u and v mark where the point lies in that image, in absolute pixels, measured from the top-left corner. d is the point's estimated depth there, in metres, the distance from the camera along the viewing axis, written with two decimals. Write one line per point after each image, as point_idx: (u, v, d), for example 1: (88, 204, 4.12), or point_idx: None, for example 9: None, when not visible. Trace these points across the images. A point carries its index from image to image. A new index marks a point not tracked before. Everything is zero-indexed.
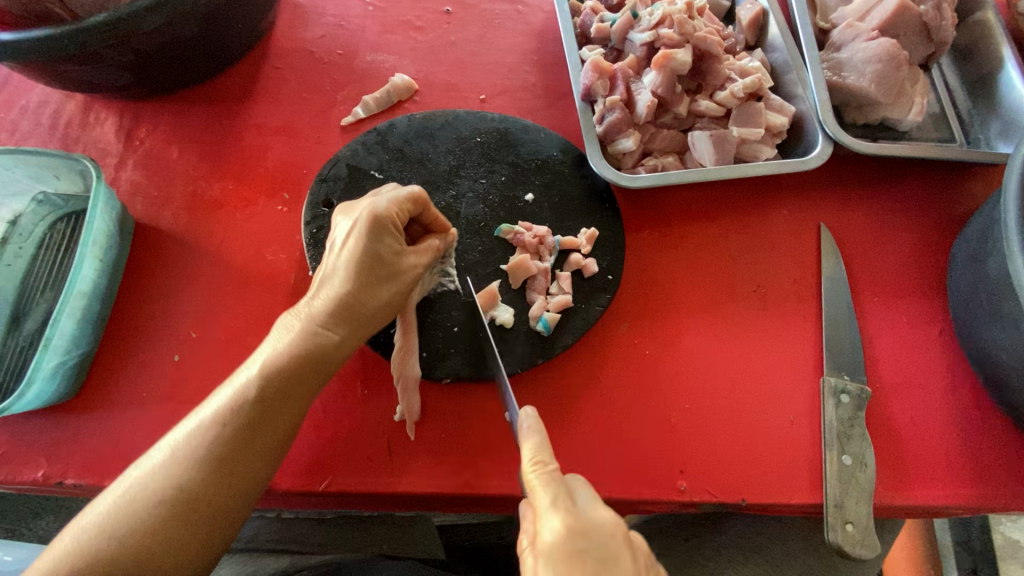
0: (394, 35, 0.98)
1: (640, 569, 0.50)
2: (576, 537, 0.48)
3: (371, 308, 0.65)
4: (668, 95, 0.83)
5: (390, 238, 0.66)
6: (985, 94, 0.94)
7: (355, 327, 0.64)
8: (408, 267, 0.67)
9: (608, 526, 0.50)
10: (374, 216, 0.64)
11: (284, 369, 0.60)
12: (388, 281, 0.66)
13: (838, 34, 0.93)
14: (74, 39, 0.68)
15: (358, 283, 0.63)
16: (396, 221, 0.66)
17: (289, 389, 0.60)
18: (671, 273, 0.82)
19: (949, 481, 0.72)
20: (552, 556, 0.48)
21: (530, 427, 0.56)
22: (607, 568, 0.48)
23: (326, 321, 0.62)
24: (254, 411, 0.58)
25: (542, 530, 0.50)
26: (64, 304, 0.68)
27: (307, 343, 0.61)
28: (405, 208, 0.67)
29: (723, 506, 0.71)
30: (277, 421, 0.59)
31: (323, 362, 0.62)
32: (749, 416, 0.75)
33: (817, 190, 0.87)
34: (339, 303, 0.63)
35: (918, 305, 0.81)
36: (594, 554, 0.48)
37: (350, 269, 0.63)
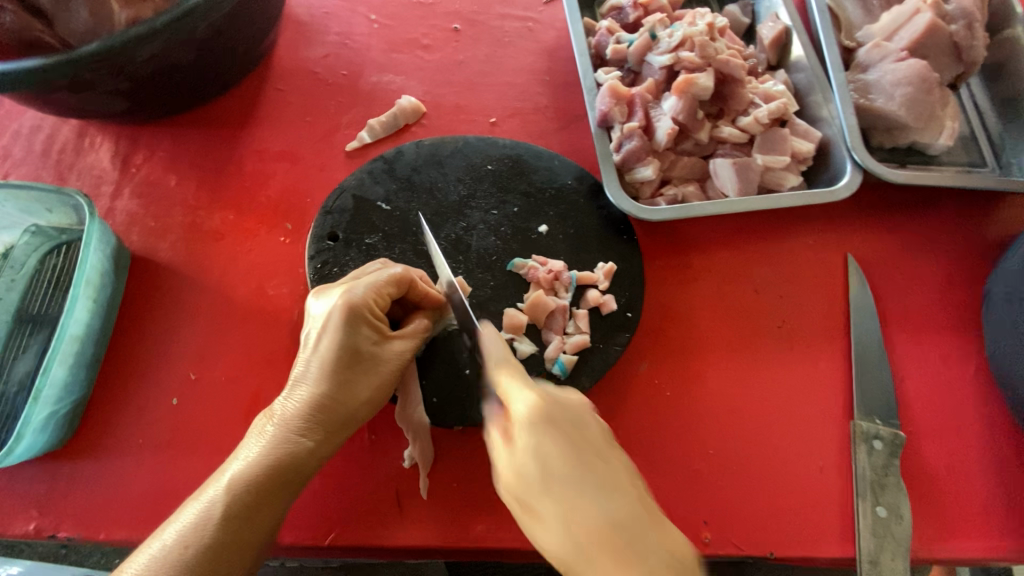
0: (400, 54, 0.95)
1: (602, 432, 0.55)
2: (551, 406, 0.52)
3: (352, 405, 0.61)
4: (689, 121, 0.79)
5: (369, 328, 0.61)
6: (1017, 116, 0.90)
7: (334, 425, 0.60)
8: (391, 356, 0.63)
9: (574, 403, 0.55)
10: (349, 306, 0.60)
11: (256, 484, 0.57)
12: (370, 374, 0.62)
13: (864, 54, 0.89)
14: (66, 70, 0.64)
15: (335, 382, 0.60)
16: (374, 309, 0.62)
17: (262, 503, 0.57)
18: (692, 308, 0.78)
19: (988, 531, 0.69)
20: (533, 424, 0.51)
21: (490, 335, 0.59)
22: (578, 431, 0.52)
23: (301, 424, 0.59)
24: (225, 529, 0.55)
25: (516, 406, 0.52)
26: (55, 352, 0.64)
27: (280, 452, 0.58)
28: (385, 293, 0.63)
29: (750, 558, 0.68)
30: (249, 537, 0.56)
31: (298, 470, 0.59)
32: (775, 463, 0.71)
33: (844, 219, 0.83)
34: (317, 409, 0.59)
35: (951, 341, 0.77)
36: (568, 420, 0.52)
37: (326, 368, 0.60)
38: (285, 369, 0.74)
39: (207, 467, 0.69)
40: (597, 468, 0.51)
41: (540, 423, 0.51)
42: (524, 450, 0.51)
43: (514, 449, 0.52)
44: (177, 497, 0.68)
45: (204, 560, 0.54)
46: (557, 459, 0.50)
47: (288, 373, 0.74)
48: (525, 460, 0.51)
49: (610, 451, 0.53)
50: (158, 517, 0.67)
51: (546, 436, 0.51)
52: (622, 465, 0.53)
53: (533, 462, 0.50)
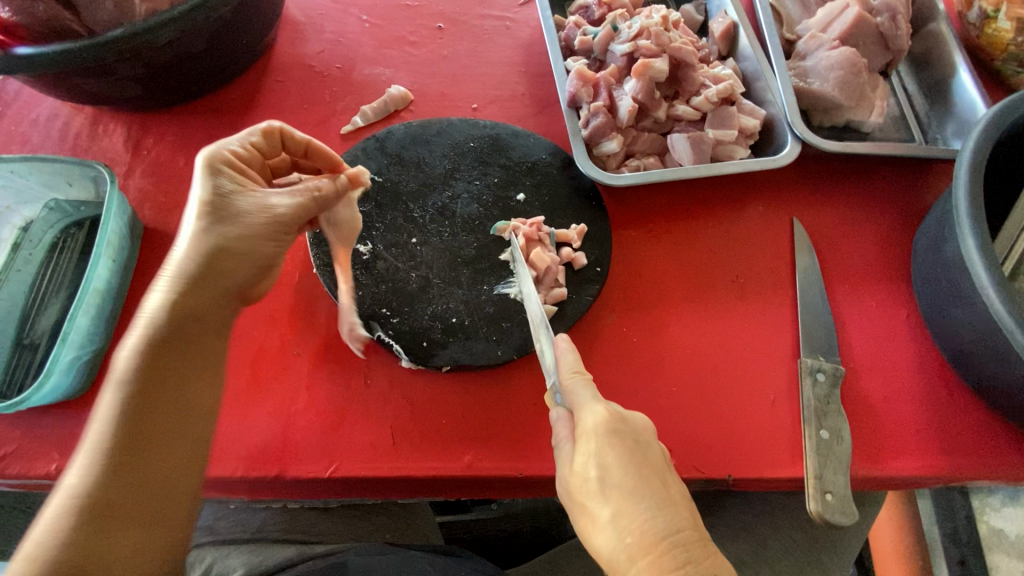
0: (390, 50, 1.04)
1: (662, 455, 0.63)
2: (617, 421, 0.62)
3: (245, 245, 0.62)
4: (648, 100, 0.89)
5: (227, 177, 0.64)
6: (941, 98, 1.01)
7: (222, 271, 0.61)
8: (256, 208, 0.63)
9: (639, 424, 0.64)
10: (209, 157, 0.64)
11: (151, 339, 0.56)
12: (234, 224, 0.62)
13: (802, 45, 1.01)
14: (91, 53, 0.72)
15: (205, 224, 0.61)
16: (232, 160, 0.66)
17: (167, 359, 0.57)
18: (655, 266, 0.87)
19: (921, 453, 0.77)
20: (601, 433, 0.61)
21: (564, 348, 0.68)
22: (640, 448, 0.61)
23: (190, 274, 0.59)
24: (138, 385, 0.55)
25: (586, 416, 0.62)
26: (81, 301, 0.72)
27: (172, 302, 0.58)
28: (237, 151, 0.67)
29: (712, 482, 0.75)
30: (172, 397, 0.56)
31: (194, 317, 0.59)
32: (732, 397, 0.79)
33: (788, 188, 0.94)
34: (204, 255, 0.60)
35: (886, 291, 0.87)
36: (631, 436, 0.61)
37: (196, 214, 0.61)
38: (287, 326, 0.80)
39: None
40: (653, 484, 0.59)
41: (608, 433, 0.60)
42: (590, 454, 0.60)
43: (579, 454, 0.61)
44: None
45: (128, 419, 0.54)
46: (617, 468, 0.59)
47: (290, 331, 0.79)
48: (590, 462, 0.60)
49: (668, 472, 0.61)
50: None
51: (610, 446, 0.60)
52: (677, 487, 0.61)
53: (597, 465, 0.59)
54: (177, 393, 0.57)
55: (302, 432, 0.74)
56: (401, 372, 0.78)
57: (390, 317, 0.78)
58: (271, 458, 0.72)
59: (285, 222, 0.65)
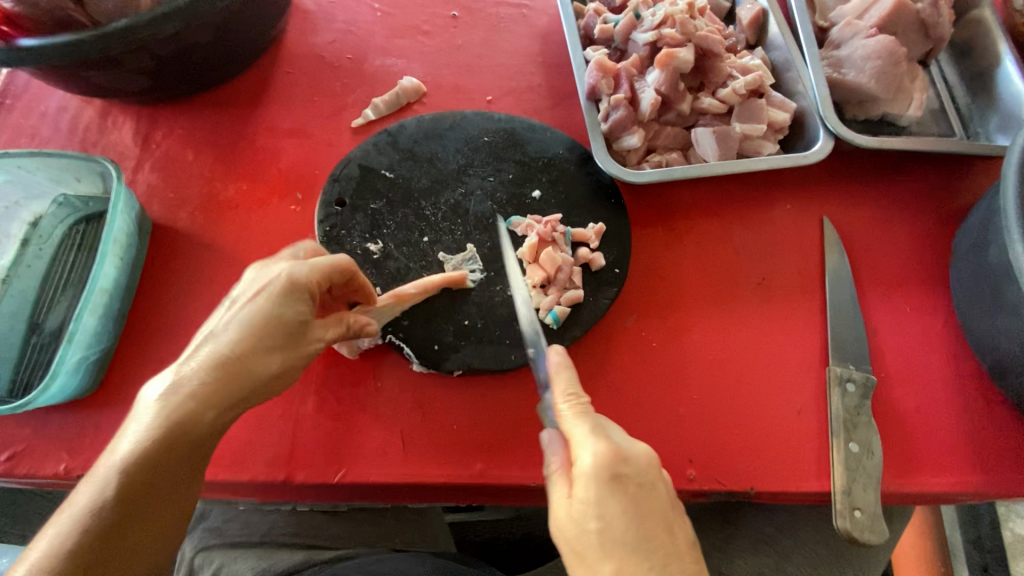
0: (402, 39, 1.01)
1: (667, 491, 0.56)
2: (619, 463, 0.53)
3: (260, 378, 0.60)
4: (671, 93, 0.84)
5: (302, 305, 0.62)
6: (984, 89, 0.95)
7: (231, 396, 0.58)
8: (311, 341, 0.63)
9: (643, 457, 0.55)
10: (290, 281, 0.61)
11: (147, 455, 0.53)
12: (288, 350, 0.61)
13: (836, 32, 0.95)
14: (95, 44, 0.70)
15: (248, 347, 0.59)
16: (315, 290, 0.63)
17: (151, 483, 0.54)
18: (677, 267, 0.83)
19: (957, 468, 0.73)
20: (600, 478, 0.53)
21: (558, 364, 0.61)
22: (645, 492, 0.54)
23: (199, 393, 0.56)
24: (123, 499, 0.52)
25: (584, 458, 0.54)
26: (87, 300, 0.70)
27: (173, 423, 0.54)
28: (325, 275, 0.63)
29: (733, 495, 0.72)
30: (145, 522, 0.54)
31: (195, 444, 0.56)
32: (755, 406, 0.76)
33: (818, 185, 0.89)
34: (222, 374, 0.57)
35: (922, 295, 0.82)
36: (635, 479, 0.54)
37: (244, 333, 0.59)
38: None
39: None
40: (657, 538, 0.53)
41: (609, 480, 0.52)
42: (588, 503, 0.53)
43: (576, 501, 0.54)
44: None
45: (101, 537, 0.52)
46: (619, 521, 0.52)
47: None
48: (588, 514, 0.53)
49: (673, 517, 0.55)
50: None
51: (611, 496, 0.53)
52: (682, 529, 0.55)
53: (596, 518, 0.53)
54: (151, 518, 0.54)
55: (310, 437, 0.72)
56: (412, 375, 0.76)
57: (400, 319, 0.76)
58: (280, 462, 0.71)
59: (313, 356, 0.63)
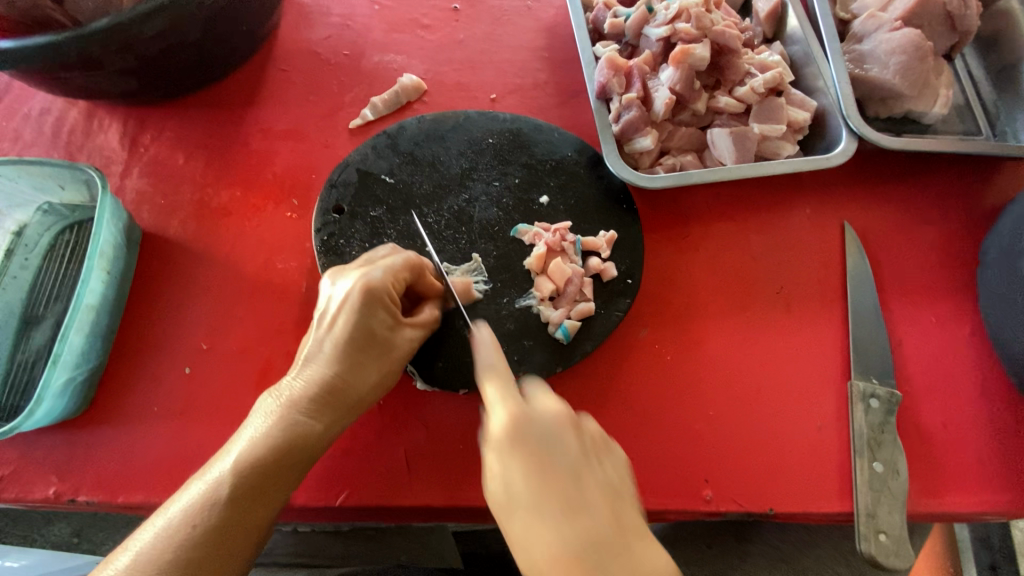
0: (401, 34, 0.96)
1: (581, 447, 0.55)
2: (524, 424, 0.53)
3: (360, 389, 0.61)
4: (686, 92, 0.80)
5: (387, 313, 0.61)
6: (1012, 85, 0.90)
7: (335, 408, 0.60)
8: (398, 348, 0.63)
9: (552, 414, 0.55)
10: (370, 289, 0.60)
11: (260, 463, 0.56)
12: (381, 359, 0.62)
13: (858, 25, 0.90)
14: (76, 46, 0.65)
15: (347, 362, 0.60)
16: (393, 294, 0.62)
17: (265, 487, 0.56)
18: (692, 276, 0.79)
19: (984, 485, 0.70)
20: (503, 443, 0.53)
21: (484, 341, 0.60)
22: (551, 448, 0.53)
23: (308, 407, 0.58)
24: (235, 504, 0.54)
25: (492, 422, 0.54)
26: (73, 318, 0.67)
27: (289, 435, 0.57)
28: (401, 279, 0.62)
29: (750, 516, 0.69)
30: (255, 524, 0.55)
31: (306, 452, 0.58)
32: (774, 423, 0.73)
33: (839, 188, 0.85)
34: (326, 385, 0.59)
35: (947, 304, 0.79)
36: (539, 438, 0.53)
37: (339, 348, 0.59)
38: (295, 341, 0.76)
39: (218, 435, 0.71)
40: (565, 493, 0.51)
41: (509, 440, 0.52)
42: (495, 469, 0.53)
43: (488, 468, 0.54)
44: (190, 463, 0.69)
45: (215, 537, 0.53)
46: (523, 483, 0.52)
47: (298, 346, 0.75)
48: (494, 478, 0.53)
49: (583, 468, 0.53)
50: (173, 482, 0.69)
51: (512, 455, 0.52)
52: (595, 481, 0.53)
53: (500, 480, 0.53)
54: (259, 517, 0.56)
55: None
56: (416, 392, 0.72)
57: None
58: None
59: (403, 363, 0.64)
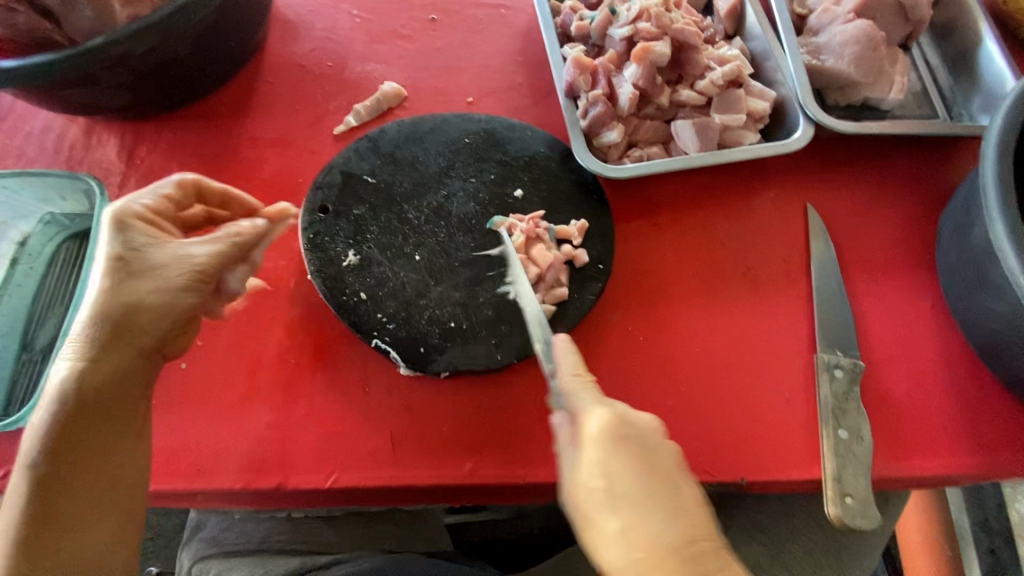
0: (381, 45, 1.01)
1: (675, 455, 0.59)
2: (622, 426, 0.58)
3: (148, 305, 0.59)
4: (649, 86, 0.84)
5: (140, 235, 0.60)
6: (966, 70, 0.94)
7: (144, 334, 0.60)
8: (168, 261, 0.60)
9: (650, 425, 0.59)
10: (110, 216, 0.59)
11: (46, 405, 0.55)
12: (140, 281, 0.59)
13: (814, 19, 0.95)
14: (73, 63, 0.70)
15: (111, 283, 0.58)
16: (143, 218, 0.61)
17: (71, 430, 0.55)
18: (662, 259, 0.83)
19: (949, 450, 0.73)
20: (602, 439, 0.57)
21: (563, 347, 0.65)
22: (651, 452, 0.57)
23: (81, 343, 0.57)
24: (64, 445, 0.55)
25: (588, 422, 0.58)
26: (73, 317, 0.71)
27: (68, 376, 0.56)
28: (171, 201, 0.65)
29: (724, 486, 0.72)
30: (98, 462, 0.56)
31: (97, 388, 0.57)
32: (744, 397, 0.76)
33: (801, 173, 0.89)
34: (98, 318, 0.57)
35: (908, 279, 0.82)
36: (638, 439, 0.57)
37: (93, 279, 0.58)
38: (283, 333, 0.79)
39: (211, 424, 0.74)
40: (663, 493, 0.56)
41: (607, 439, 0.56)
42: (591, 463, 0.57)
43: (584, 464, 0.57)
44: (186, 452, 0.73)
45: (38, 491, 0.53)
46: (626, 478, 0.56)
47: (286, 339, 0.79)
48: (592, 472, 0.57)
49: (679, 477, 0.58)
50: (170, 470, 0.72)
51: (613, 455, 0.56)
52: (690, 490, 0.58)
53: (601, 476, 0.56)
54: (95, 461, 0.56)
55: (302, 444, 0.73)
56: (401, 378, 0.76)
57: (386, 324, 0.76)
58: (271, 471, 0.71)
59: (200, 277, 0.61)
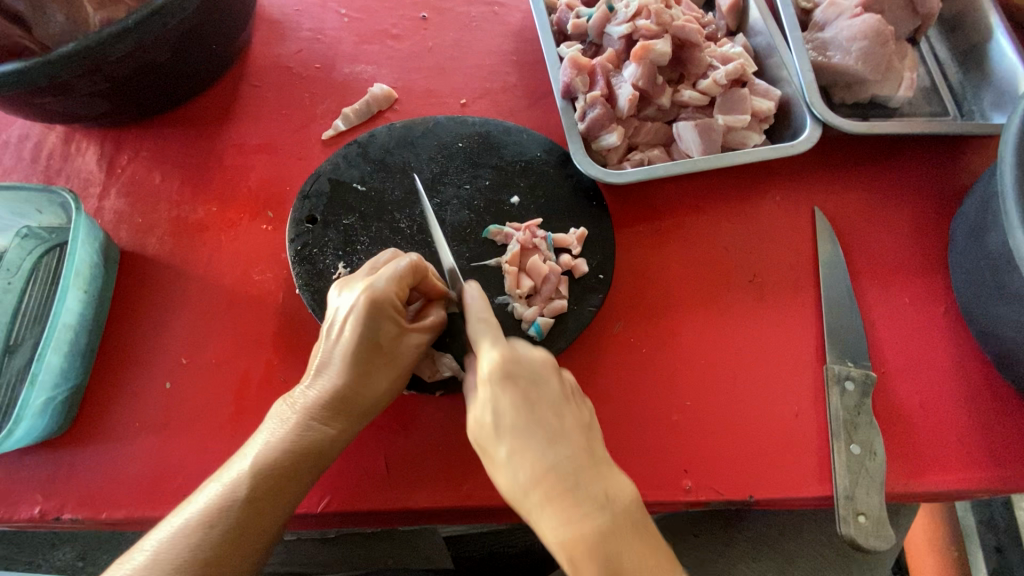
0: (370, 45, 0.97)
1: (563, 388, 0.59)
2: (513, 364, 0.56)
3: (369, 398, 0.63)
4: (650, 87, 0.81)
5: (392, 322, 0.62)
6: (976, 65, 0.91)
7: (371, 405, 0.63)
8: (411, 350, 0.64)
9: (539, 361, 0.58)
10: (375, 301, 0.60)
11: (279, 465, 0.59)
12: (389, 366, 0.63)
13: (820, 14, 0.91)
14: (43, 71, 0.66)
15: (355, 375, 0.61)
16: (398, 303, 0.62)
17: (276, 492, 0.58)
18: (664, 267, 0.80)
19: (964, 463, 0.70)
20: (495, 379, 0.55)
21: (473, 295, 0.63)
22: (535, 386, 0.56)
23: (326, 412, 0.61)
24: (235, 530, 0.56)
25: (482, 363, 0.56)
26: (49, 339, 0.68)
27: (304, 440, 0.60)
28: (406, 286, 0.63)
29: (731, 503, 0.69)
30: (254, 546, 0.57)
31: (323, 452, 0.61)
32: (750, 410, 0.73)
33: (808, 175, 0.86)
34: (341, 396, 0.61)
35: (920, 284, 0.79)
36: (527, 377, 0.56)
37: (349, 356, 0.61)
38: (272, 350, 0.77)
39: (198, 445, 0.72)
40: (547, 419, 0.55)
41: (501, 376, 0.55)
42: (484, 400, 0.55)
43: (475, 398, 0.56)
44: (173, 475, 0.70)
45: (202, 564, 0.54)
46: (511, 413, 0.54)
47: (275, 356, 0.76)
48: (484, 409, 0.55)
49: (565, 405, 0.57)
50: (156, 494, 0.69)
51: (503, 387, 0.55)
52: (576, 419, 0.56)
53: (491, 411, 0.54)
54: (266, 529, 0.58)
55: None
56: (395, 396, 0.73)
57: None
58: None
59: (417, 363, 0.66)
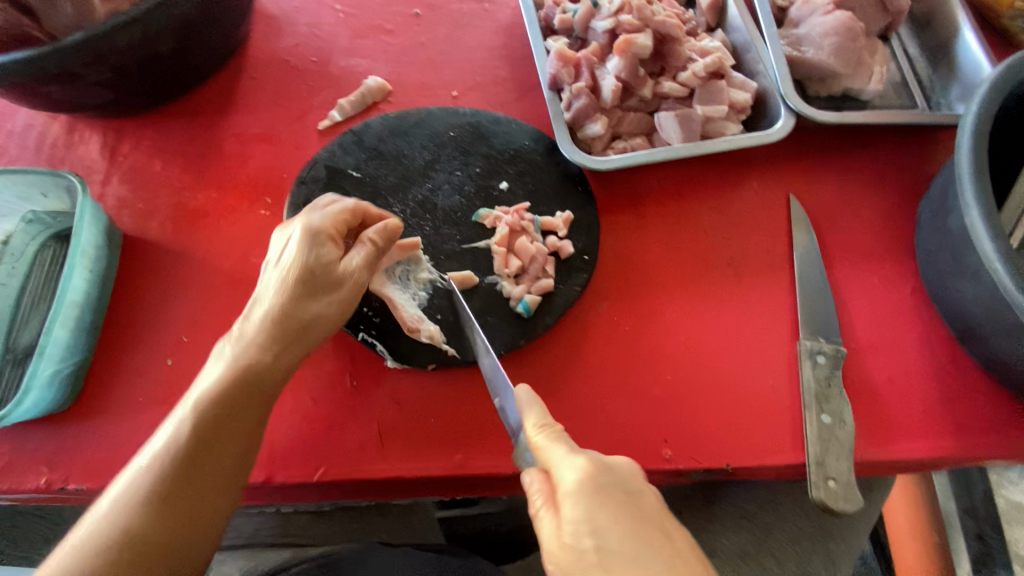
0: (365, 40, 1.01)
1: (657, 500, 0.55)
2: (602, 472, 0.53)
3: (314, 320, 0.66)
4: (632, 78, 0.85)
5: (329, 247, 0.67)
6: (944, 60, 0.96)
7: (318, 330, 0.66)
8: (349, 277, 0.68)
9: (626, 468, 0.56)
10: (309, 229, 0.66)
11: (225, 392, 0.60)
12: (331, 288, 0.67)
13: (795, 11, 0.96)
14: (53, 60, 0.70)
15: (296, 297, 0.64)
16: (334, 232, 0.68)
17: (228, 417, 0.59)
18: (647, 250, 0.84)
19: (929, 433, 0.74)
20: (585, 491, 0.51)
21: (525, 397, 0.59)
22: (633, 499, 0.52)
23: (271, 336, 0.64)
24: (189, 457, 0.56)
25: (568, 473, 0.52)
26: (57, 315, 0.71)
27: (251, 365, 0.62)
28: (340, 220, 0.69)
29: (709, 472, 0.73)
30: (211, 470, 0.57)
31: (273, 376, 0.63)
32: (728, 384, 0.76)
33: (783, 163, 0.90)
34: (285, 319, 0.64)
35: (889, 265, 0.83)
36: (620, 486, 0.52)
37: (289, 281, 0.65)
38: None
39: None
40: (658, 541, 0.50)
41: (594, 489, 0.51)
42: (578, 521, 0.50)
43: (566, 525, 0.51)
44: None
45: (163, 492, 0.54)
46: (614, 531, 0.50)
47: None
48: (581, 532, 0.50)
49: (668, 521, 0.53)
50: None
51: (600, 506, 0.51)
52: (683, 536, 0.52)
53: (590, 534, 0.50)
54: (226, 457, 0.59)
55: (290, 440, 0.73)
56: (388, 372, 0.76)
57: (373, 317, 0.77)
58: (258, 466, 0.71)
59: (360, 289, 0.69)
